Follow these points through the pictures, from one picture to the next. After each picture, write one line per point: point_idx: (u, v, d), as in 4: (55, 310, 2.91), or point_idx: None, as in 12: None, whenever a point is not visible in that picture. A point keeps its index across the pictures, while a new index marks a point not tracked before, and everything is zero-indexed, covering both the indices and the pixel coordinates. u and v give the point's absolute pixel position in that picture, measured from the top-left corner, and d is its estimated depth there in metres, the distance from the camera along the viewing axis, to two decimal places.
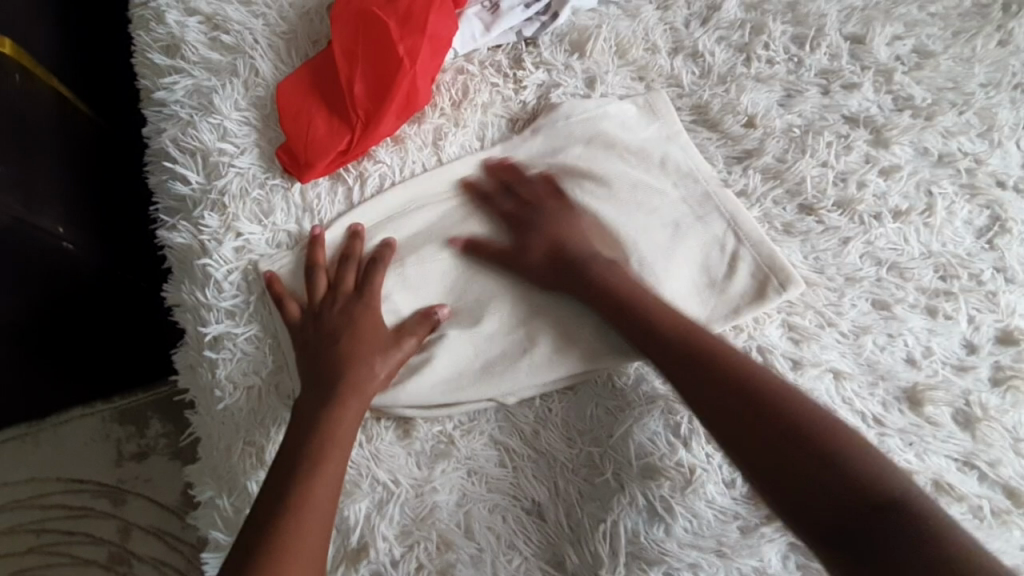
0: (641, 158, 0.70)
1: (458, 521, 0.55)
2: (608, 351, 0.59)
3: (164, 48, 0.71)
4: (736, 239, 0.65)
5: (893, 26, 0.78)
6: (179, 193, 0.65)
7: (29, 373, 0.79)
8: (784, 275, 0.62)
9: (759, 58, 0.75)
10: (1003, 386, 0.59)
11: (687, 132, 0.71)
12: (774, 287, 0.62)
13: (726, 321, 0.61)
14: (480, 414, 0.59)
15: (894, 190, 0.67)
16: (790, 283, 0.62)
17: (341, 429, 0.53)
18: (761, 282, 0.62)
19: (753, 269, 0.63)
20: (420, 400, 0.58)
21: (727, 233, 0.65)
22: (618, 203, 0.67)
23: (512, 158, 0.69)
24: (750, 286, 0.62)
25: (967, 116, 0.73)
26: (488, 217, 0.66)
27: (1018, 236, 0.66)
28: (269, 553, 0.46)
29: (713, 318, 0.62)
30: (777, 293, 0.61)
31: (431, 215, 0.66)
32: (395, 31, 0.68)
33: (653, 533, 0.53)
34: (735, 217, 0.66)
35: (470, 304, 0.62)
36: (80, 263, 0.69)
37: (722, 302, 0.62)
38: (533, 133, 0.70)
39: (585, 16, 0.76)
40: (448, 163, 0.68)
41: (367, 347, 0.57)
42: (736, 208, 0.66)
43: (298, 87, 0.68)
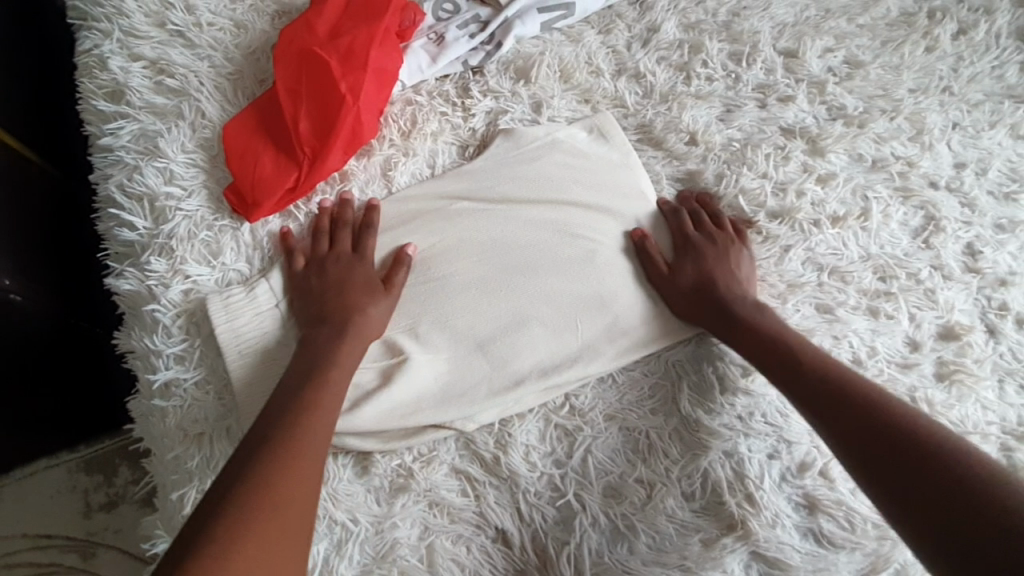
0: (591, 176, 0.71)
1: (421, 555, 0.54)
2: (567, 370, 0.60)
3: (108, 94, 0.70)
4: (686, 252, 0.67)
5: (823, 40, 0.81)
6: (126, 239, 0.65)
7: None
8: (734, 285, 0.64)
9: (699, 76, 0.78)
10: (947, 381, 0.61)
11: (635, 151, 0.73)
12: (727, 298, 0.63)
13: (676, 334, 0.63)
14: (440, 443, 0.58)
15: (832, 197, 0.69)
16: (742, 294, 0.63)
17: (336, 378, 0.55)
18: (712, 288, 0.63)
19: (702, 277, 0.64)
20: (371, 429, 0.56)
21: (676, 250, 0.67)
22: (572, 223, 0.68)
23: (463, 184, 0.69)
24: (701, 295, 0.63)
25: (897, 121, 0.76)
26: (446, 240, 0.66)
27: (952, 234, 0.69)
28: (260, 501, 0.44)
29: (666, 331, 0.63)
30: None
31: (387, 244, 0.66)
32: (338, 68, 0.69)
33: (617, 552, 0.54)
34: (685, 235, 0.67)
35: (428, 325, 0.62)
36: (27, 315, 0.68)
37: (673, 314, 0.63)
38: (486, 158, 0.71)
39: (529, 44, 0.78)
40: (401, 193, 0.69)
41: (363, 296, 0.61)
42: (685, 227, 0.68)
43: (243, 128, 0.68)
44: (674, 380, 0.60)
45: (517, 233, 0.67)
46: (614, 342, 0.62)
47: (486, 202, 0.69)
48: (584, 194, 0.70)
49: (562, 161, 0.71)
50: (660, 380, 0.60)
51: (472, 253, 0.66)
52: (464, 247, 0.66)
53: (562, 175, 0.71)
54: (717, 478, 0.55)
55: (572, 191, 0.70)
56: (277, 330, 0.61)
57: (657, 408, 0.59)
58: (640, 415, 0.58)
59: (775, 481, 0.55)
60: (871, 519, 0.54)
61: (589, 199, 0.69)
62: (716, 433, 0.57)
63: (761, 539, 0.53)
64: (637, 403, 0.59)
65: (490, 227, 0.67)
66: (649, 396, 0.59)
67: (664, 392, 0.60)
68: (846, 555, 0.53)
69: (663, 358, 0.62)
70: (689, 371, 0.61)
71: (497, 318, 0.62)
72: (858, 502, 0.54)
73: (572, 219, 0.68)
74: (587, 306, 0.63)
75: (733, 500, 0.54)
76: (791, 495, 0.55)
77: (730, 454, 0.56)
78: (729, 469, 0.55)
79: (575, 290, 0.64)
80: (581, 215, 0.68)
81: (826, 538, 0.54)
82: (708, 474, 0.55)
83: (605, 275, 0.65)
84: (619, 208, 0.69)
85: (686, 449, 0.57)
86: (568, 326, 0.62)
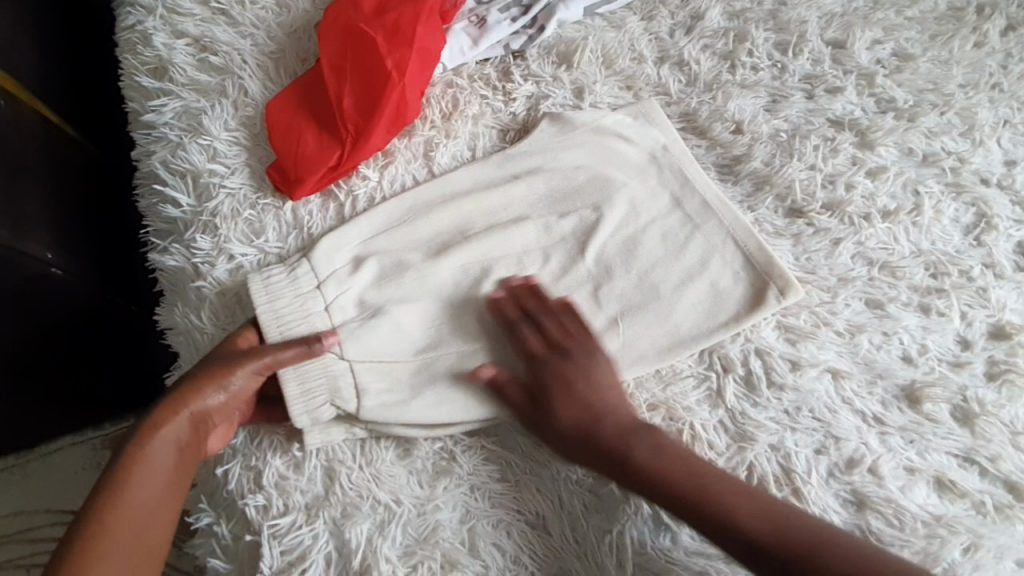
0: (632, 167, 0.70)
1: (462, 539, 0.54)
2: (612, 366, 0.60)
3: (151, 70, 0.70)
4: (735, 245, 0.65)
5: (872, 31, 0.79)
6: (170, 215, 0.65)
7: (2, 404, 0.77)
8: (783, 281, 0.62)
9: (744, 65, 0.77)
10: (998, 381, 0.60)
11: (681, 139, 0.72)
12: (773, 294, 0.62)
13: (726, 327, 0.61)
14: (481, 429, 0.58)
15: (882, 191, 0.68)
16: (792, 291, 0.62)
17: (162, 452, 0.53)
18: (760, 288, 0.63)
19: (751, 275, 0.64)
20: (418, 417, 0.57)
21: (726, 242, 0.66)
22: (618, 218, 0.67)
23: (506, 173, 0.69)
24: (748, 292, 0.63)
25: (948, 116, 0.74)
26: (491, 231, 0.65)
27: (1004, 232, 0.67)
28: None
29: (713, 324, 0.62)
30: (777, 300, 0.62)
31: (431, 228, 0.65)
32: (383, 45, 0.68)
33: (661, 542, 0.52)
34: (732, 228, 0.66)
35: (471, 318, 0.62)
36: (66, 290, 0.68)
37: (727, 309, 0.62)
38: (528, 144, 0.70)
39: (571, 29, 0.77)
40: (444, 176, 0.67)
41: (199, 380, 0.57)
42: (734, 217, 0.66)
43: (286, 105, 0.68)
44: (721, 371, 0.59)
45: (561, 223, 0.66)
46: (658, 332, 0.61)
47: (529, 185, 0.68)
48: (629, 182, 0.69)
49: (606, 148, 0.71)
50: (706, 371, 0.60)
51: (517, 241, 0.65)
52: (508, 237, 0.65)
53: (606, 164, 0.70)
54: (763, 472, 0.54)
55: (616, 180, 0.69)
56: (318, 307, 0.60)
57: (701, 399, 0.58)
58: (685, 405, 0.58)
59: (822, 477, 0.55)
60: (919, 518, 0.53)
61: (632, 191, 0.69)
62: (762, 427, 0.56)
63: None
64: (682, 393, 0.58)
65: (535, 216, 0.67)
66: (694, 387, 0.59)
67: (710, 382, 0.59)
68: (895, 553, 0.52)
69: (710, 350, 0.61)
70: (737, 363, 0.59)
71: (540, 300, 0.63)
72: (907, 501, 0.54)
73: (617, 211, 0.67)
74: (632, 299, 0.63)
75: (779, 493, 0.54)
76: (840, 492, 0.54)
77: (777, 449, 0.56)
78: (776, 463, 0.55)
79: (619, 282, 0.64)
80: (629, 208, 0.68)
81: (874, 536, 0.53)
82: (754, 468, 0.55)
83: (653, 267, 0.65)
84: (661, 198, 0.69)
85: (731, 441, 0.56)
86: (611, 320, 0.62)
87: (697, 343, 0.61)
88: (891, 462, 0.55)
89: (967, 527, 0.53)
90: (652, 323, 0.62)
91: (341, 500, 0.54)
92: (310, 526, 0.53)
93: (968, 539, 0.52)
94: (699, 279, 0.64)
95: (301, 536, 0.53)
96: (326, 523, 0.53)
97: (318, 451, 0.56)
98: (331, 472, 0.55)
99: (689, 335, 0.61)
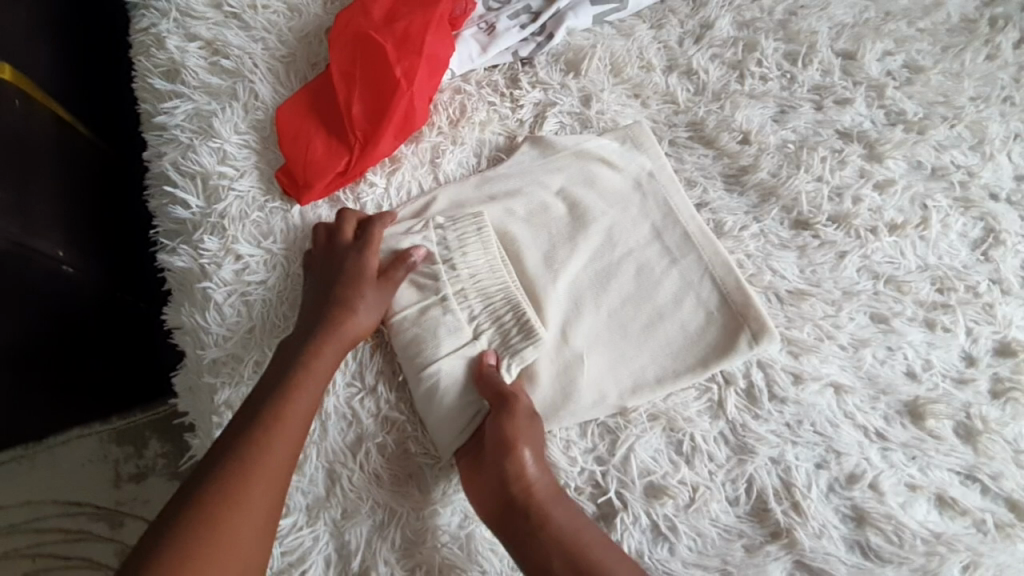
0: (615, 196, 0.69)
1: (461, 543, 0.54)
2: (572, 406, 0.58)
3: (164, 73, 0.71)
4: (711, 283, 0.63)
5: (883, 42, 0.79)
6: (180, 216, 0.65)
7: (12, 399, 0.78)
8: (758, 324, 0.60)
9: (752, 75, 0.77)
10: (1003, 399, 0.59)
11: (669, 163, 0.70)
12: (746, 337, 0.60)
13: (694, 372, 0.60)
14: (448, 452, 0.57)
15: (889, 205, 0.68)
16: (764, 335, 0.59)
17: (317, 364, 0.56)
18: (732, 329, 0.61)
19: (724, 315, 0.62)
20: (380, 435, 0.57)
21: (701, 279, 0.64)
22: (603, 242, 0.66)
23: (481, 196, 0.68)
24: (719, 335, 0.61)
25: (958, 129, 0.74)
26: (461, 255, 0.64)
27: (1012, 248, 0.67)
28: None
29: (680, 367, 0.60)
30: (749, 343, 0.59)
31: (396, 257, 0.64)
32: (392, 52, 0.69)
33: (658, 552, 0.53)
34: (709, 263, 0.64)
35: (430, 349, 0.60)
36: (75, 287, 0.68)
37: (696, 351, 0.61)
38: (509, 167, 0.69)
39: (580, 37, 0.77)
40: (423, 196, 0.67)
41: (331, 348, 0.57)
42: (713, 250, 0.65)
43: (296, 109, 0.69)
44: (722, 383, 0.59)
45: (532, 251, 0.65)
46: (621, 375, 0.60)
47: (506, 208, 0.67)
48: (633, 190, 0.69)
49: (589, 172, 0.69)
50: (708, 382, 0.60)
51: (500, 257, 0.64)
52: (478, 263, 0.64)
53: (585, 189, 0.69)
54: (763, 485, 0.55)
55: (594, 210, 0.68)
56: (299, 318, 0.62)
57: (702, 410, 0.58)
58: (685, 416, 0.58)
59: (822, 491, 0.55)
60: (919, 535, 0.53)
61: (629, 202, 0.68)
62: (762, 439, 0.56)
63: (807, 548, 0.53)
64: (682, 403, 0.59)
65: (515, 235, 0.66)
66: (695, 398, 0.59)
67: (711, 394, 0.59)
68: (893, 570, 0.52)
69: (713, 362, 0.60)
70: (739, 375, 0.59)
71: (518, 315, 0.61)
72: (907, 517, 0.54)
73: (590, 242, 0.66)
74: (599, 336, 0.62)
75: (778, 506, 0.54)
76: (839, 507, 0.54)
77: (777, 462, 0.56)
78: (775, 476, 0.55)
79: (586, 317, 0.62)
80: (611, 230, 0.67)
81: (872, 552, 0.53)
82: (753, 480, 0.55)
83: (623, 303, 0.63)
84: (641, 227, 0.67)
85: (732, 453, 0.56)
86: (574, 358, 0.60)
87: (663, 387, 0.59)
88: (892, 478, 0.55)
89: (967, 545, 0.53)
90: (616, 366, 0.60)
91: (341, 502, 0.55)
92: (311, 528, 0.54)
93: (967, 557, 0.52)
94: (670, 318, 0.63)
95: (302, 537, 0.53)
96: (327, 525, 0.54)
97: (318, 453, 0.56)
98: (332, 474, 0.56)
99: (650, 383, 0.59)
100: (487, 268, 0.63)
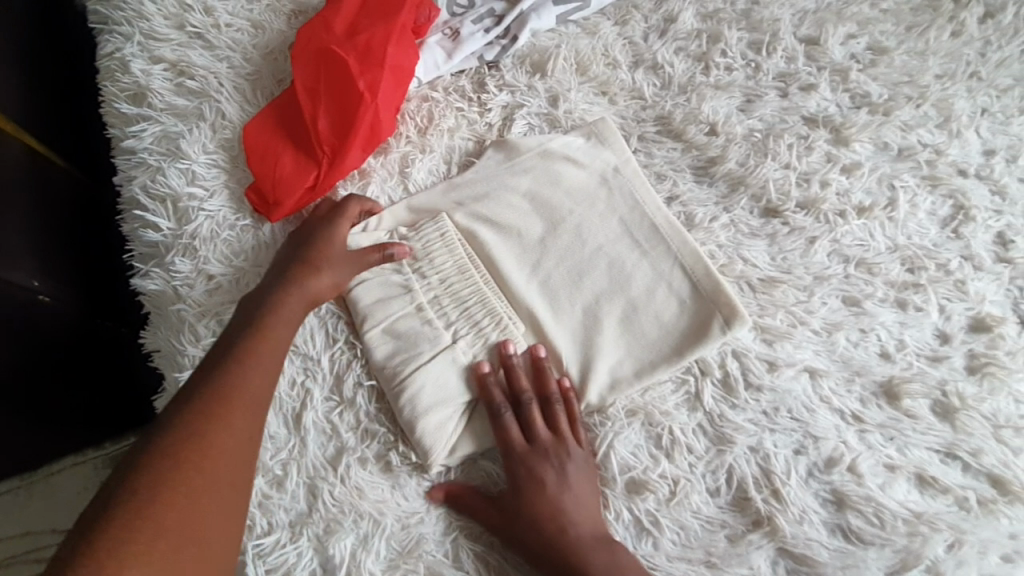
0: (583, 193, 0.69)
1: (445, 551, 0.54)
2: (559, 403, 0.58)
3: (130, 97, 0.71)
4: (683, 275, 0.64)
5: (846, 26, 0.79)
6: (151, 239, 0.65)
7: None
8: (729, 310, 0.60)
9: (717, 66, 0.77)
10: (979, 374, 0.59)
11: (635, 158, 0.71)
12: (717, 325, 0.60)
13: (670, 362, 0.60)
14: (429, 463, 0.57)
15: (857, 187, 0.68)
16: (737, 321, 0.60)
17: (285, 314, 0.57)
18: (704, 317, 0.61)
19: (696, 304, 0.62)
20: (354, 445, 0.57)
21: (672, 270, 0.64)
22: (573, 238, 0.66)
23: (449, 201, 0.68)
24: (692, 323, 0.61)
25: (924, 108, 0.74)
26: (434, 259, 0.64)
27: (982, 223, 0.67)
28: (88, 557, 0.37)
29: (656, 358, 0.60)
30: (721, 331, 0.60)
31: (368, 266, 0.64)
32: (355, 65, 0.69)
33: (642, 548, 0.54)
34: (679, 255, 0.64)
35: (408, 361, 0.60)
36: (53, 316, 0.68)
37: (671, 342, 0.61)
38: (475, 172, 0.69)
39: (544, 37, 0.78)
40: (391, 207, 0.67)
41: (299, 299, 0.58)
42: (682, 241, 0.65)
43: (263, 127, 0.69)
44: (699, 374, 0.59)
45: (504, 253, 0.65)
46: (599, 368, 0.60)
47: (475, 212, 0.67)
48: (603, 191, 0.69)
49: (555, 172, 0.69)
50: (684, 374, 0.60)
51: (470, 257, 0.65)
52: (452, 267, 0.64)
53: (552, 188, 0.69)
54: (742, 474, 0.55)
55: (562, 209, 0.68)
56: None
57: (680, 403, 0.59)
58: (663, 410, 0.58)
59: (801, 477, 0.55)
60: (900, 516, 0.53)
61: (597, 199, 0.68)
62: (740, 429, 0.57)
63: (788, 534, 0.53)
64: (660, 397, 0.59)
65: (485, 240, 0.66)
66: (672, 391, 0.59)
67: (688, 386, 0.59)
68: (876, 552, 0.52)
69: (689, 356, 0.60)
70: (715, 366, 0.60)
71: (489, 312, 0.62)
72: (887, 498, 0.54)
73: (561, 239, 0.66)
74: (576, 332, 0.62)
75: (758, 495, 0.54)
76: (819, 492, 0.55)
77: (755, 450, 0.56)
78: (754, 464, 0.55)
79: (562, 314, 0.63)
80: (582, 227, 0.67)
81: (854, 535, 0.53)
82: (732, 470, 0.55)
83: (596, 299, 0.63)
84: (610, 223, 0.67)
85: (710, 444, 0.57)
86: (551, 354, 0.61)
87: (642, 378, 0.59)
88: (871, 460, 0.56)
89: (949, 523, 0.53)
90: (592, 360, 0.61)
91: (324, 517, 0.54)
92: (294, 543, 0.53)
93: (950, 535, 0.53)
94: (644, 309, 0.63)
95: (286, 553, 0.53)
96: (309, 540, 0.54)
97: (299, 469, 0.56)
98: (314, 488, 0.55)
99: (627, 377, 0.59)
100: (455, 267, 0.64)
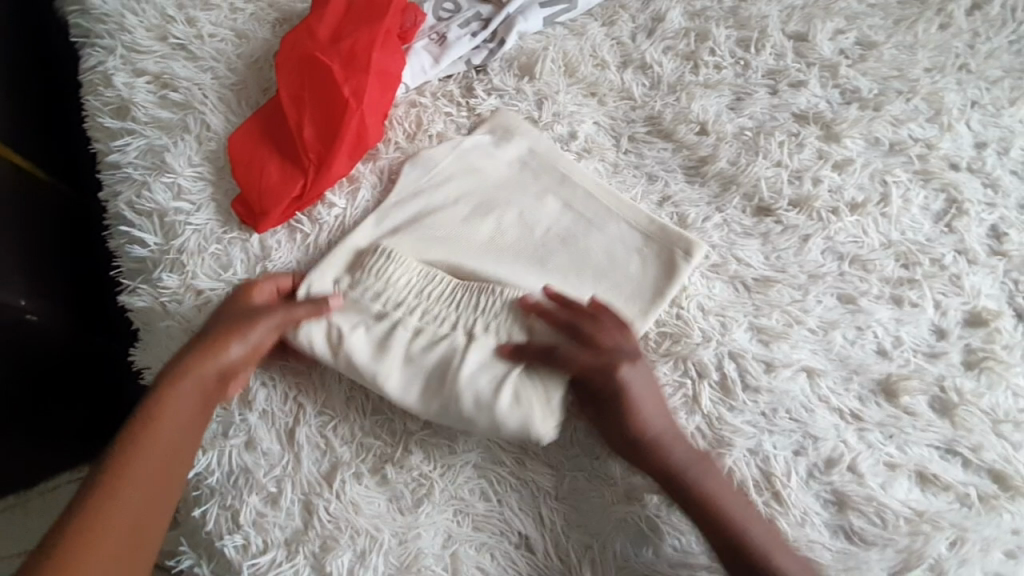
0: (526, 183, 0.69)
1: (445, 564, 0.54)
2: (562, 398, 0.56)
3: (114, 111, 0.70)
4: (640, 235, 0.66)
5: (834, 21, 0.79)
6: (138, 255, 0.64)
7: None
8: (684, 243, 0.64)
9: (706, 64, 0.76)
10: (977, 369, 0.59)
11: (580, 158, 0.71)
12: (680, 256, 0.64)
13: (648, 308, 0.62)
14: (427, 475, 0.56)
15: (849, 183, 0.68)
16: (694, 248, 0.64)
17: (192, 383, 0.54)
18: (665, 253, 0.64)
19: (655, 246, 0.65)
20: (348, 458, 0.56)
21: (631, 232, 0.66)
22: (530, 229, 0.66)
23: (406, 208, 0.66)
24: (657, 265, 0.64)
25: (914, 102, 0.74)
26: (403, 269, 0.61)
27: (976, 217, 0.67)
28: None
29: (635, 310, 0.62)
30: (684, 260, 0.63)
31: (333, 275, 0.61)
32: (340, 72, 0.68)
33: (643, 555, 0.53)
34: (632, 220, 0.66)
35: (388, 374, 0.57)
36: (42, 335, 0.67)
37: (643, 299, 0.62)
38: (428, 172, 0.68)
39: (532, 40, 0.77)
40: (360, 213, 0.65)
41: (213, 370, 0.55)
42: (631, 211, 0.67)
43: (248, 138, 0.68)
44: (696, 377, 0.58)
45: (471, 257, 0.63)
46: None
47: (432, 218, 0.66)
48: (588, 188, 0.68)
49: (500, 173, 0.69)
50: (681, 378, 0.58)
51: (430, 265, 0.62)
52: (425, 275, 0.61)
53: (498, 188, 0.69)
54: (743, 477, 0.54)
55: (507, 202, 0.68)
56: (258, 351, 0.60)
57: (680, 406, 0.57)
58: None
59: (801, 478, 0.55)
60: (901, 515, 0.53)
61: (546, 184, 0.69)
62: (738, 431, 0.56)
63: (790, 537, 0.52)
64: None
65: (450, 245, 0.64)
66: (670, 395, 0.58)
67: (686, 389, 0.58)
68: (878, 552, 0.52)
69: (685, 356, 0.59)
70: (712, 368, 0.58)
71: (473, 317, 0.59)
72: (888, 498, 0.53)
73: (521, 233, 0.66)
74: None
75: (760, 498, 0.54)
76: (820, 493, 0.54)
77: (755, 453, 0.55)
78: (754, 467, 0.55)
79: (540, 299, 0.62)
80: (534, 218, 0.67)
81: (856, 536, 0.53)
82: (732, 472, 0.55)
83: (566, 278, 0.63)
84: (555, 205, 0.68)
85: (710, 448, 0.56)
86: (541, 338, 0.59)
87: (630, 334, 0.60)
88: (871, 459, 0.55)
89: (951, 522, 0.53)
90: None
91: (319, 534, 0.53)
92: (290, 563, 0.53)
93: (952, 533, 0.52)
94: (614, 271, 0.64)
95: (281, 572, 0.53)
96: (306, 559, 0.53)
97: (293, 485, 0.55)
98: (309, 505, 0.54)
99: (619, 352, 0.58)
100: (420, 278, 0.60)
